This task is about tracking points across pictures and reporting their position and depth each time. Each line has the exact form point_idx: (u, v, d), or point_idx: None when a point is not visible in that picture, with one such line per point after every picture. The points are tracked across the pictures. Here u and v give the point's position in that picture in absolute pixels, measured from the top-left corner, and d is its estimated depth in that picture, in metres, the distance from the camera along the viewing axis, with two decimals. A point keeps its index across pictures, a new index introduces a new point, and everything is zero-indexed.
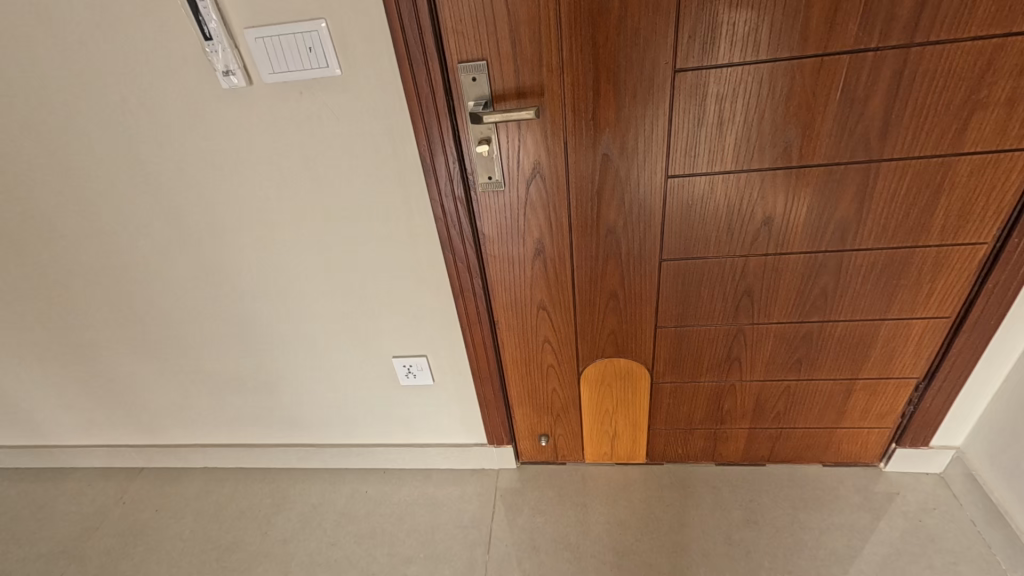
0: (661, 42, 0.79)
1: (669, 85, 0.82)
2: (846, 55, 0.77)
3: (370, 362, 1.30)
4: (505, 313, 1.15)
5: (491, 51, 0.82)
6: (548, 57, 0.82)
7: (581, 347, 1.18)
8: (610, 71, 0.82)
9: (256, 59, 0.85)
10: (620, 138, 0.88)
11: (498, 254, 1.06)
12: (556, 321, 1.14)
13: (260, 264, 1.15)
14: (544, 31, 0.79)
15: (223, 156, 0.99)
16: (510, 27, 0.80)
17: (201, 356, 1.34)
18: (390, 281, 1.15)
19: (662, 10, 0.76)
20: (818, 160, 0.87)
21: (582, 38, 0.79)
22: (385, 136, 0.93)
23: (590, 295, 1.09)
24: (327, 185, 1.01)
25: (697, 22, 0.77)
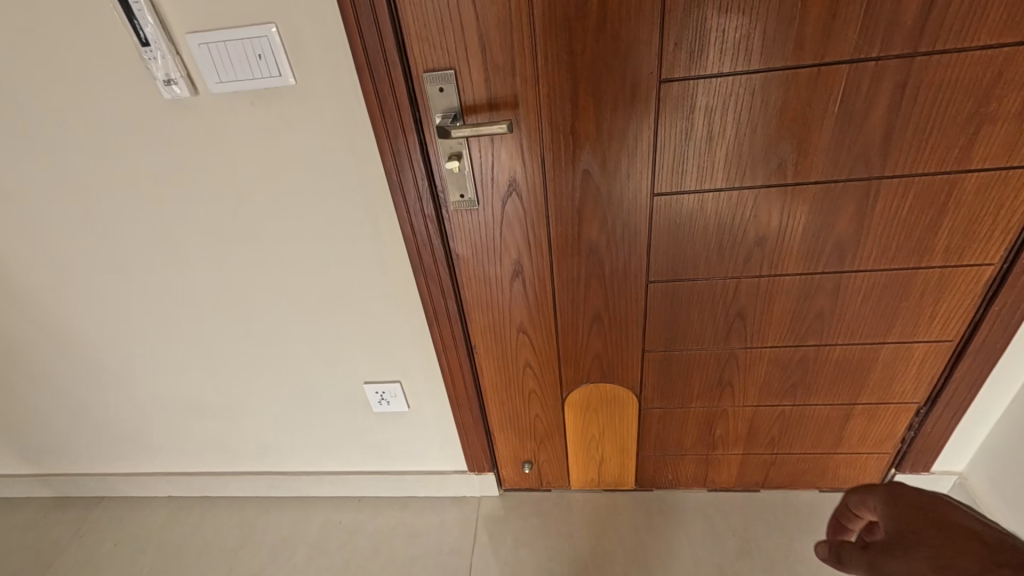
0: (644, 51, 0.72)
1: (654, 96, 0.76)
2: (845, 65, 0.71)
3: (341, 388, 1.23)
4: (482, 337, 1.07)
5: (460, 60, 0.75)
6: (522, 67, 0.74)
7: (564, 372, 1.11)
8: (590, 81, 0.75)
9: (201, 66, 0.77)
10: (602, 154, 0.82)
11: (475, 277, 0.98)
12: (537, 345, 1.07)
13: (219, 286, 1.07)
14: (516, 38, 0.72)
15: (171, 172, 0.91)
16: (479, 34, 0.72)
17: (160, 381, 1.26)
18: (359, 303, 1.07)
19: (645, 16, 0.70)
20: (815, 177, 0.81)
21: (559, 46, 0.73)
22: (346, 150, 0.85)
23: (572, 319, 1.02)
24: (287, 202, 0.93)
25: (683, 29, 0.70)
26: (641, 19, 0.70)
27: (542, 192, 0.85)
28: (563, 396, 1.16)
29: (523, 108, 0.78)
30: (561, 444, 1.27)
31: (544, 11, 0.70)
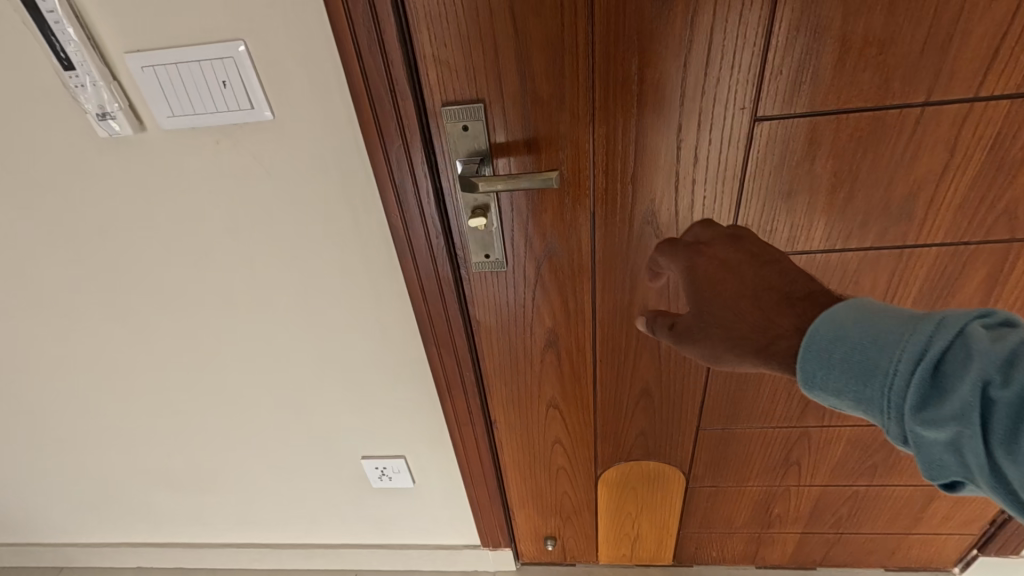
0: (738, 81, 0.54)
1: (744, 138, 0.58)
2: (1008, 101, 0.53)
3: (334, 461, 1.04)
4: (504, 411, 0.90)
5: (492, 91, 0.57)
6: (574, 102, 0.56)
7: (601, 449, 0.94)
8: (662, 119, 0.57)
9: (146, 95, 0.58)
10: (670, 208, 0.64)
11: (498, 347, 0.80)
12: (570, 420, 0.89)
13: (186, 352, 0.88)
14: (569, 64, 0.54)
15: (117, 225, 0.72)
16: (519, 58, 0.54)
17: (121, 450, 1.07)
18: (356, 371, 0.89)
19: (745, 35, 0.51)
20: (940, 238, 0.63)
21: (623, 74, 0.55)
22: (341, 199, 0.67)
23: (614, 393, 0.84)
24: (266, 259, 0.75)
25: (795, 53, 0.52)
26: (739, 40, 0.52)
27: (589, 251, 0.68)
28: (597, 474, 0.98)
29: (572, 152, 0.60)
30: (591, 521, 1.09)
31: (607, 29, 0.52)
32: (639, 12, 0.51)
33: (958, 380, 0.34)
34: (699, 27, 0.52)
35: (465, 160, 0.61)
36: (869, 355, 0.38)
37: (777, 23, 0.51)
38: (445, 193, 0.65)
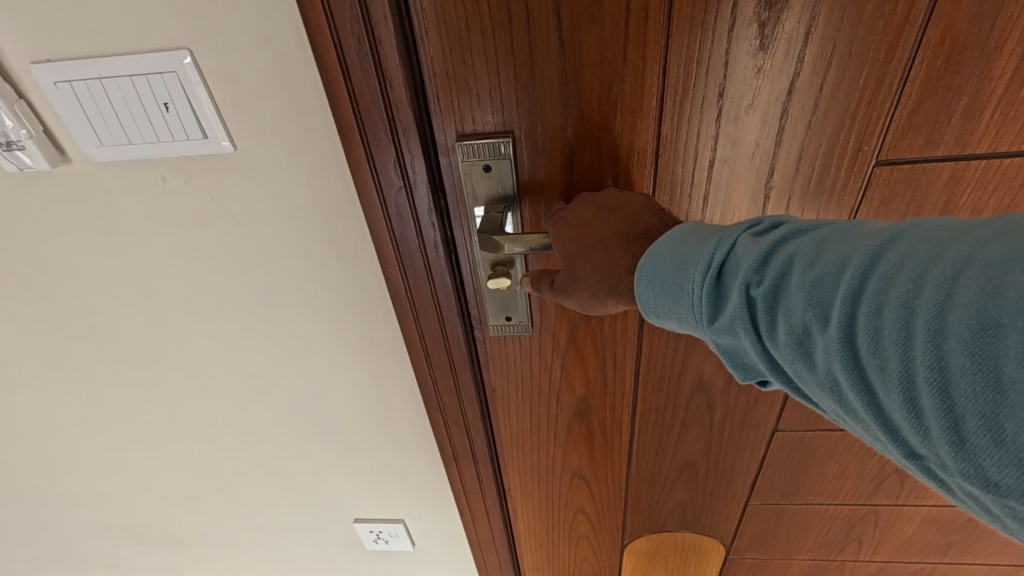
0: (857, 114, 0.44)
1: (858, 184, 0.47)
2: None
3: (323, 522, 0.92)
4: (521, 480, 0.77)
5: (525, 120, 0.46)
6: (628, 133, 0.46)
7: (631, 517, 0.81)
8: (745, 157, 0.47)
9: (67, 119, 0.44)
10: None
11: (515, 414, 0.67)
12: (597, 490, 0.77)
13: (146, 411, 0.75)
14: (624, 88, 0.44)
15: (47, 275, 0.57)
16: (562, 79, 0.43)
17: (78, 505, 0.93)
18: (347, 432, 0.76)
19: (878, 57, 0.41)
20: None
21: (701, 103, 0.44)
22: (326, 248, 0.53)
23: (653, 462, 0.72)
24: (235, 313, 0.61)
25: (941, 81, 0.41)
26: (866, 64, 0.41)
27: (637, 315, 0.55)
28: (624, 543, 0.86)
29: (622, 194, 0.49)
30: None
31: (679, 46, 0.42)
32: (730, 26, 0.40)
33: (729, 286, 0.33)
34: (816, 50, 0.41)
35: (492, 207, 0.49)
36: (674, 276, 0.36)
37: (922, 47, 0.40)
38: (456, 245, 0.53)
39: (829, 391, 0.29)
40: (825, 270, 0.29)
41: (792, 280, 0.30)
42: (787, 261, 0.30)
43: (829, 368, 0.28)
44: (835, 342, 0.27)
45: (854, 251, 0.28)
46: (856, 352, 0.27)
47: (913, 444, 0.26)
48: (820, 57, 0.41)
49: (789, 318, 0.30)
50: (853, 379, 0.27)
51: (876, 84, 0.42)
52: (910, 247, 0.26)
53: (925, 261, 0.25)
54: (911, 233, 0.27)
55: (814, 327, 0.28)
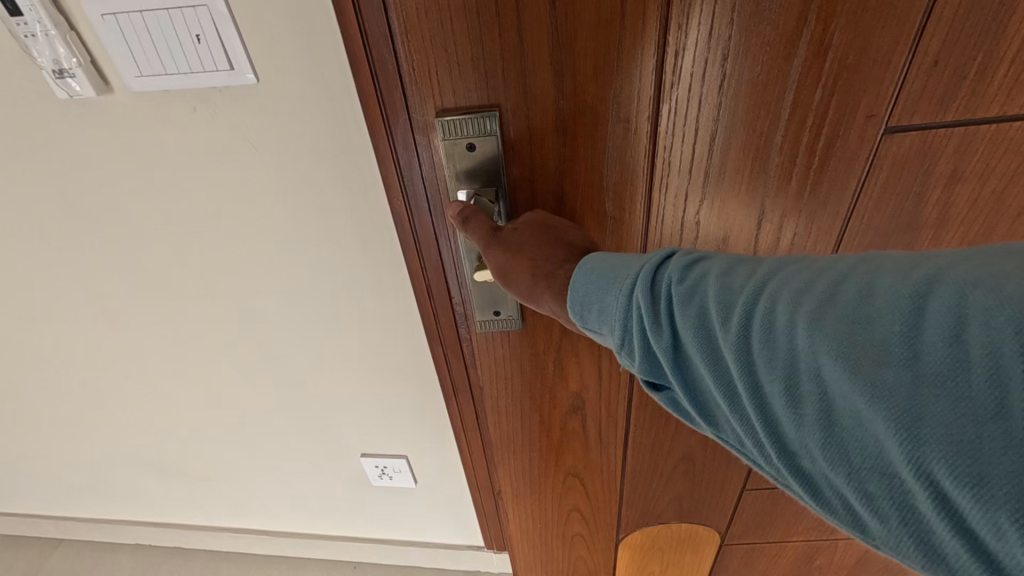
0: (867, 75, 0.45)
1: (869, 151, 0.50)
2: None
3: (333, 457, 0.98)
4: (517, 481, 0.81)
5: (516, 96, 0.46)
6: (624, 106, 0.47)
7: (626, 510, 0.85)
8: (750, 127, 0.49)
9: (110, 50, 0.49)
10: (748, 228, 0.56)
11: (509, 413, 0.71)
12: (592, 488, 0.81)
13: (172, 341, 0.81)
14: (620, 58, 0.44)
15: (89, 202, 0.64)
16: (556, 51, 0.44)
17: (113, 435, 1.02)
18: (357, 370, 0.82)
19: (895, 15, 0.42)
20: None
21: (701, 71, 0.46)
22: (337, 181, 0.58)
23: (650, 458, 0.77)
24: (255, 245, 0.66)
25: (957, 39, 0.43)
26: (884, 18, 0.42)
27: None
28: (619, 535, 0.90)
29: (619, 170, 0.51)
30: None
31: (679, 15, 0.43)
32: None
33: (653, 286, 0.35)
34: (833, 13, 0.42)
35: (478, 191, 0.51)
36: (606, 277, 0.39)
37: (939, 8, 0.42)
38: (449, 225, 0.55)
39: (724, 391, 0.31)
40: (735, 276, 0.31)
41: (705, 283, 0.32)
42: (699, 270, 0.33)
43: (728, 365, 0.30)
44: (734, 338, 0.29)
45: (760, 266, 0.31)
46: (751, 354, 0.29)
47: (791, 440, 0.28)
48: (831, 17, 0.42)
49: (694, 313, 0.32)
50: (746, 374, 0.29)
51: (891, 42, 0.44)
52: (799, 265, 0.30)
53: (813, 275, 0.28)
54: (792, 258, 0.31)
55: (717, 326, 0.31)
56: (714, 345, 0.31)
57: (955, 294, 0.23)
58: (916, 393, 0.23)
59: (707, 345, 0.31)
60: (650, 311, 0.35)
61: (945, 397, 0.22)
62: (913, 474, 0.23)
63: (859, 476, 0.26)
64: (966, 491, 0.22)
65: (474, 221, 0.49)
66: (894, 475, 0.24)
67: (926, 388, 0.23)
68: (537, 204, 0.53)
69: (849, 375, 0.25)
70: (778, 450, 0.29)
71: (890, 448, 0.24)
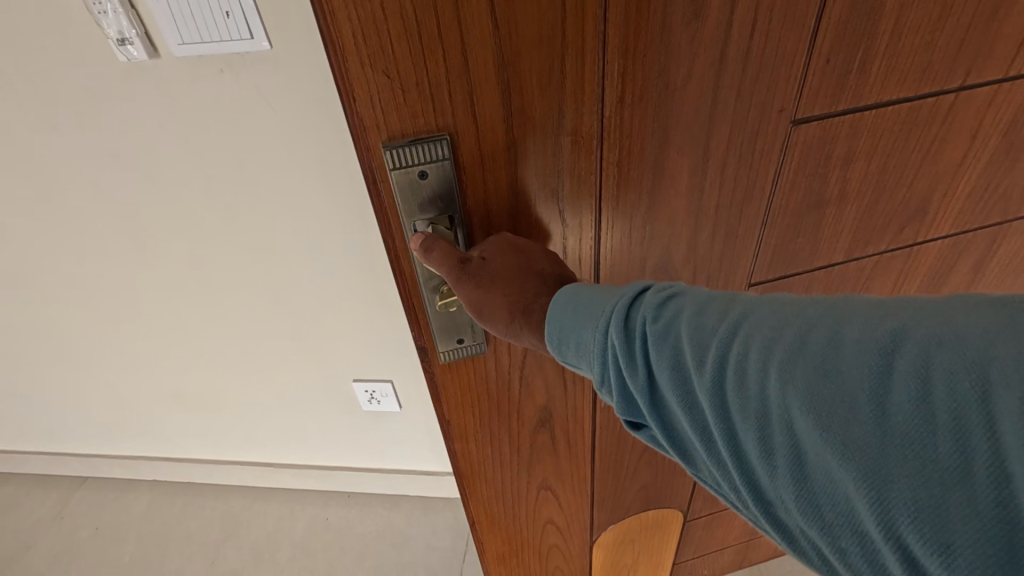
0: (771, 70, 0.46)
1: (781, 142, 0.51)
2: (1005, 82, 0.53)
3: (329, 385, 1.14)
4: (486, 507, 0.74)
5: (466, 116, 0.41)
6: (572, 125, 0.44)
7: (598, 514, 0.84)
8: (686, 131, 0.47)
9: (159, 23, 0.66)
10: (690, 233, 0.55)
11: (479, 441, 0.65)
12: (565, 497, 0.78)
13: (194, 275, 0.96)
14: (567, 67, 0.41)
15: (134, 149, 0.79)
16: (503, 71, 0.39)
17: (138, 369, 1.17)
18: (349, 301, 0.97)
19: (794, 23, 0.44)
20: (932, 226, 0.65)
21: (641, 78, 0.43)
22: (331, 129, 0.74)
23: (615, 457, 0.76)
24: (264, 187, 0.82)
25: (844, 38, 0.46)
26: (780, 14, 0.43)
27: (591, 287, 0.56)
28: (594, 543, 0.89)
29: (572, 181, 0.47)
30: None
31: (619, 30, 0.40)
32: None
33: (627, 326, 0.34)
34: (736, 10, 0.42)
35: (432, 220, 0.45)
36: (582, 316, 0.38)
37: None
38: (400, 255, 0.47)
39: (701, 436, 0.31)
40: (708, 316, 0.31)
41: (679, 323, 0.32)
42: (672, 307, 0.32)
43: (703, 412, 0.30)
44: (709, 384, 0.29)
45: (732, 307, 0.31)
46: (727, 404, 0.28)
47: (764, 486, 0.28)
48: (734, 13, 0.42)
49: (669, 356, 0.31)
50: (723, 422, 0.29)
51: (788, 35, 0.44)
52: (771, 306, 0.29)
53: (786, 318, 0.28)
54: (765, 295, 0.30)
55: (693, 372, 0.30)
56: (690, 390, 0.31)
57: (924, 351, 0.23)
58: (883, 451, 0.23)
59: (683, 389, 0.31)
60: (626, 355, 0.34)
61: (913, 458, 0.23)
62: (878, 528, 0.24)
63: (832, 530, 0.26)
64: (936, 558, 0.22)
65: (439, 250, 0.43)
66: (865, 535, 0.25)
67: (893, 453, 0.23)
68: (492, 229, 0.48)
69: (822, 433, 0.25)
70: (754, 497, 0.29)
71: (861, 507, 0.24)
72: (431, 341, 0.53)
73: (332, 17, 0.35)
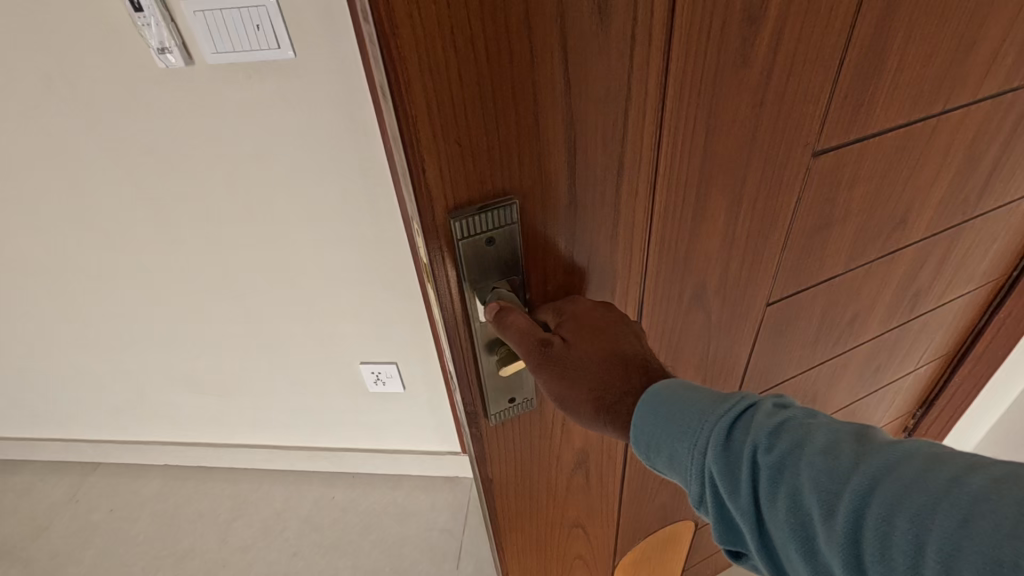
0: (798, 105, 0.43)
1: (801, 170, 0.48)
2: (994, 99, 0.53)
3: (337, 368, 1.21)
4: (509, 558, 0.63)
5: (530, 172, 0.36)
6: (631, 177, 0.40)
7: (621, 539, 0.74)
8: (724, 172, 0.44)
9: (196, 35, 0.74)
10: (719, 270, 0.52)
11: (518, 490, 0.55)
12: (594, 532, 0.68)
13: (214, 263, 1.04)
14: (628, 116, 0.36)
15: (165, 147, 0.87)
16: (571, 124, 0.35)
17: (155, 355, 1.24)
18: (357, 288, 1.05)
19: (822, 58, 0.41)
20: (924, 235, 0.64)
21: (692, 120, 0.39)
22: (346, 128, 0.82)
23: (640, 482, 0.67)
24: (282, 181, 0.90)
25: (861, 73, 0.44)
26: (810, 50, 0.40)
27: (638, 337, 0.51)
28: (611, 573, 0.79)
29: (624, 231, 0.43)
30: None
31: (678, 77, 0.36)
32: (719, 22, 0.36)
33: (737, 449, 0.32)
34: (776, 45, 0.39)
35: (494, 283, 0.40)
36: (674, 420, 0.35)
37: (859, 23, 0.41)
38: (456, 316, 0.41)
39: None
40: (837, 459, 0.28)
41: (801, 462, 0.29)
42: (790, 438, 0.30)
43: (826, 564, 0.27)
44: (835, 538, 0.27)
45: (865, 455, 0.27)
46: (861, 567, 0.26)
47: None
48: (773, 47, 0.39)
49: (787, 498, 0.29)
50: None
51: (815, 68, 0.42)
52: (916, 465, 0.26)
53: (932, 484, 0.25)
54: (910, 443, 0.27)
55: (816, 519, 0.28)
56: (811, 537, 0.28)
57: None
58: None
59: (802, 533, 0.28)
60: (726, 472, 0.32)
61: None
62: None
63: None
64: None
65: (510, 319, 0.39)
66: None
67: None
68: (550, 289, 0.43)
69: None
70: None
71: None
72: (481, 404, 0.46)
73: (397, 68, 0.29)
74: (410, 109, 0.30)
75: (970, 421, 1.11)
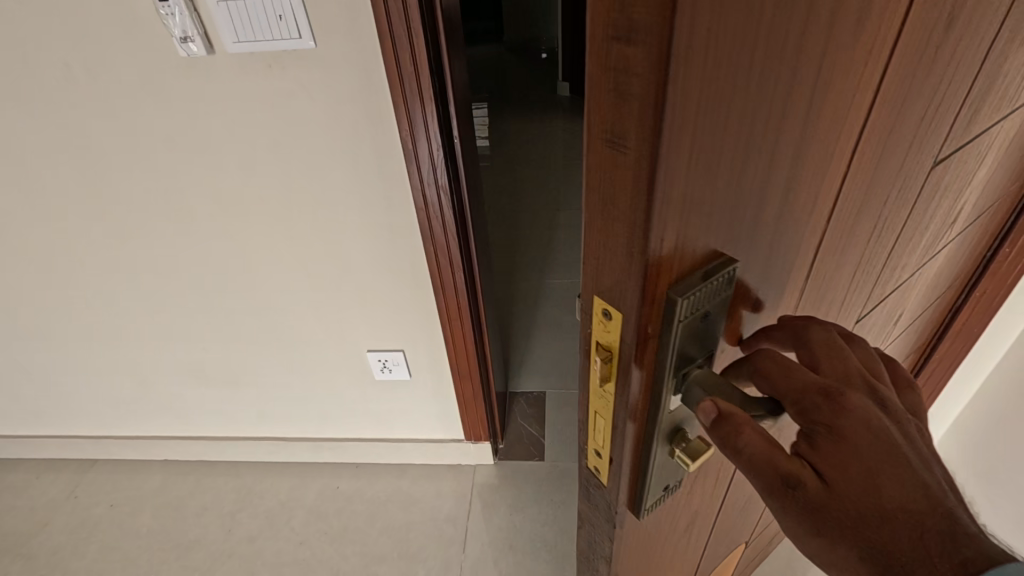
0: (946, 114, 0.43)
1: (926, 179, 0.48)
2: None
3: (344, 356, 1.23)
4: None
5: (753, 212, 0.31)
6: (819, 203, 0.36)
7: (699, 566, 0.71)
8: (880, 191, 0.42)
9: (219, 24, 0.76)
10: (847, 287, 0.50)
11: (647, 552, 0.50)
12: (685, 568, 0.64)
13: (224, 251, 1.05)
14: (838, 140, 0.33)
15: (182, 136, 0.89)
16: (789, 169, 0.31)
17: (161, 347, 1.24)
18: (368, 277, 1.07)
19: (970, 68, 0.41)
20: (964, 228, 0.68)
21: (877, 138, 0.37)
22: (363, 118, 0.85)
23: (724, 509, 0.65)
24: (297, 170, 0.92)
25: (988, 82, 0.45)
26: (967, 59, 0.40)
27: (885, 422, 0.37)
28: None
29: (798, 263, 0.39)
30: None
31: (884, 92, 0.34)
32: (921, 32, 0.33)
33: None
34: (949, 53, 0.37)
35: (688, 367, 0.35)
36: None
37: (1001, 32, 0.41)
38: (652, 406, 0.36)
39: None
40: None
41: None
42: None
43: None
44: None
45: None
46: None
47: None
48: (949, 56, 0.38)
49: None
50: None
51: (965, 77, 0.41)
52: None
53: None
54: None
55: None
56: None
57: None
58: None
59: None
60: None
61: None
62: None
63: None
64: None
65: (745, 435, 0.32)
66: None
67: None
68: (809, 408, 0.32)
69: None
70: None
71: None
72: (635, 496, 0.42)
73: (680, 105, 0.23)
74: (678, 148, 0.24)
75: (950, 399, 1.18)
